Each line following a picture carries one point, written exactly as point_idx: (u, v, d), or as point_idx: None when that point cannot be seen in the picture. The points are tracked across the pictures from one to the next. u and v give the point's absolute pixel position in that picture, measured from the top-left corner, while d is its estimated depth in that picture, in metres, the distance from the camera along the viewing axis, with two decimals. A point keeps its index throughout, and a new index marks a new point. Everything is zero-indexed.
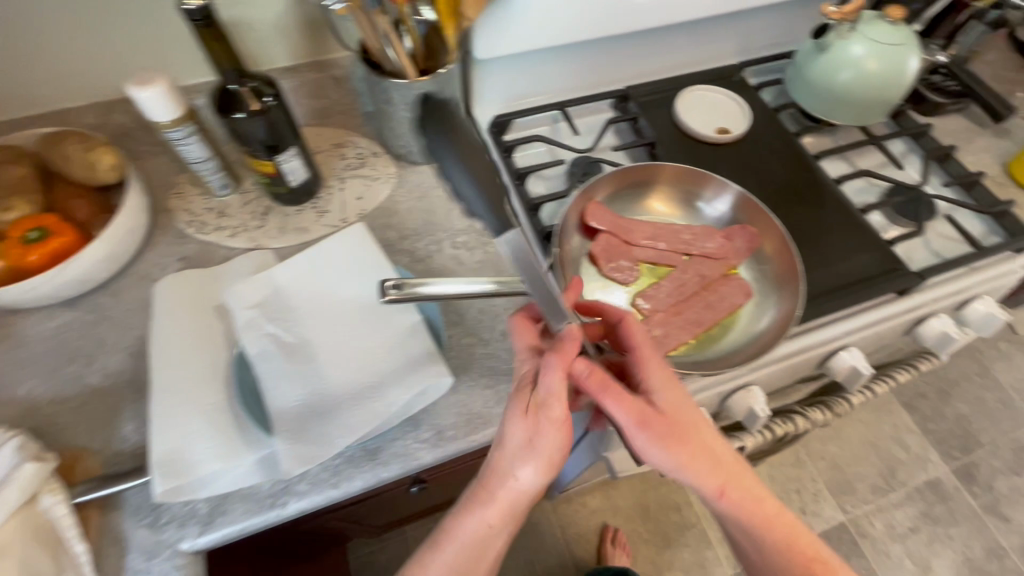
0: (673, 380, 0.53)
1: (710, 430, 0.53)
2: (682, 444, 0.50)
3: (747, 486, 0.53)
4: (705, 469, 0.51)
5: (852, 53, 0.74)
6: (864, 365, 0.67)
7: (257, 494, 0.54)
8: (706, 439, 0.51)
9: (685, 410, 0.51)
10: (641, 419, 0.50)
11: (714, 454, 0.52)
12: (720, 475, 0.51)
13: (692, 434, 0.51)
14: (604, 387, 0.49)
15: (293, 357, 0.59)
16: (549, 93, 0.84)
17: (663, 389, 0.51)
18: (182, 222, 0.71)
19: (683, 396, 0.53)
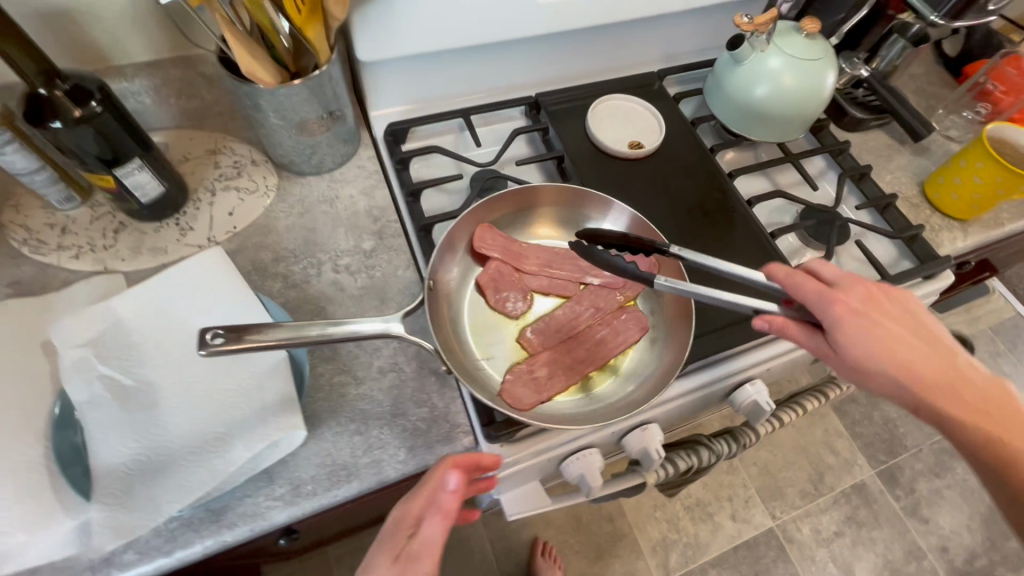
0: (868, 321, 0.45)
1: (900, 350, 0.45)
2: (869, 372, 0.46)
3: (967, 398, 0.46)
4: (905, 391, 0.46)
5: (769, 65, 0.70)
6: (767, 401, 0.64)
7: (73, 568, 0.47)
8: (900, 365, 0.45)
9: (877, 339, 0.45)
10: (822, 352, 0.48)
11: (916, 376, 0.45)
12: (929, 394, 0.45)
13: (883, 361, 0.45)
14: (785, 331, 0.48)
15: (129, 406, 0.52)
16: (456, 99, 0.78)
17: (845, 327, 0.45)
18: (17, 240, 0.62)
19: (869, 325, 0.45)
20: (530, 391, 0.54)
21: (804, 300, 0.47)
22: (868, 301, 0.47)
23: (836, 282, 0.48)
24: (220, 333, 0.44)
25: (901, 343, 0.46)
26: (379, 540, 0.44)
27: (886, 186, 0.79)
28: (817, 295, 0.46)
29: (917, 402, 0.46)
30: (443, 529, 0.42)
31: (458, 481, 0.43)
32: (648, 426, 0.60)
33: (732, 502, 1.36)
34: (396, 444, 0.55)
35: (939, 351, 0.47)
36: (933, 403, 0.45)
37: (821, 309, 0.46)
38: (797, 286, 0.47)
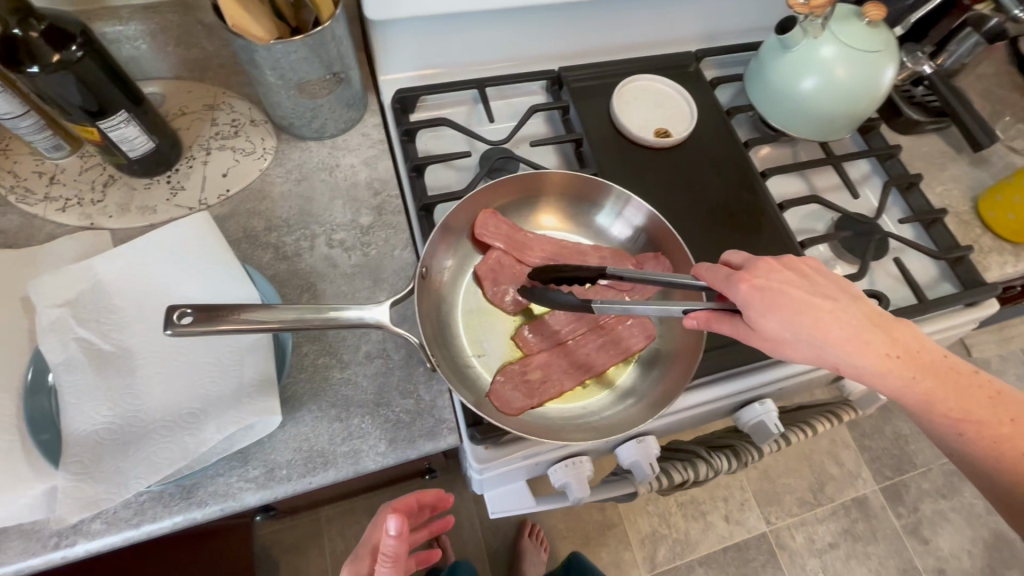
0: (781, 296, 0.42)
1: (807, 314, 0.42)
2: (783, 343, 0.43)
3: (883, 348, 0.42)
4: (820, 354, 0.42)
5: (821, 54, 0.62)
6: (775, 422, 0.59)
7: (41, 532, 0.46)
8: (811, 330, 0.42)
9: (785, 308, 0.42)
10: (743, 334, 0.45)
11: (826, 336, 0.41)
12: (844, 353, 0.41)
13: (792, 329, 0.42)
14: (712, 323, 0.46)
15: (104, 371, 0.50)
16: (473, 68, 0.73)
17: (752, 304, 0.43)
18: (4, 187, 0.59)
19: (775, 295, 0.42)
20: (519, 395, 0.50)
21: (715, 287, 0.45)
22: (776, 274, 0.44)
23: (745, 263, 0.46)
24: (189, 312, 0.42)
25: (808, 307, 0.42)
26: None
27: (936, 199, 0.73)
28: (725, 278, 0.44)
29: (832, 363, 0.42)
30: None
31: (399, 526, 0.49)
32: (644, 438, 0.57)
33: (727, 503, 1.33)
34: (376, 435, 0.52)
35: (846, 306, 0.43)
36: (849, 360, 0.42)
37: (730, 291, 0.43)
38: (709, 276, 0.45)
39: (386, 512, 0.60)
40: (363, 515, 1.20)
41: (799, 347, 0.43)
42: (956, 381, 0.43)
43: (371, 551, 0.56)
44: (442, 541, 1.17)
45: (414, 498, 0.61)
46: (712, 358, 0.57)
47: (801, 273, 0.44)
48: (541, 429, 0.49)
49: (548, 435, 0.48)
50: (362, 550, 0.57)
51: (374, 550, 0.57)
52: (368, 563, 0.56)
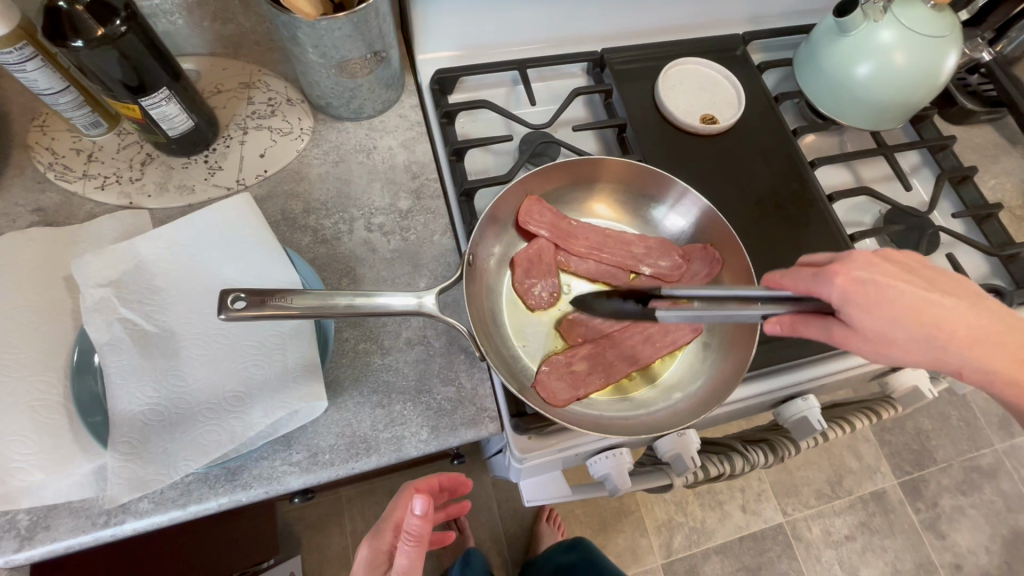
0: (887, 294, 0.39)
1: (915, 309, 0.40)
2: (892, 341, 0.40)
3: (996, 341, 0.40)
4: (931, 350, 0.40)
5: (880, 38, 0.60)
6: (818, 419, 0.58)
7: (90, 510, 0.47)
8: (919, 325, 0.40)
9: (889, 305, 0.39)
10: (839, 338, 0.42)
11: (936, 331, 0.40)
12: (953, 346, 0.40)
13: (900, 327, 0.39)
14: (799, 325, 0.43)
15: (150, 352, 0.49)
16: (512, 49, 0.71)
17: (854, 301, 0.39)
18: (42, 163, 0.59)
19: (880, 292, 0.39)
20: (565, 386, 0.50)
21: (803, 289, 0.40)
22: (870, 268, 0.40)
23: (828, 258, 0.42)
24: (242, 296, 0.41)
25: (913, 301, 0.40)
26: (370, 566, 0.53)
27: (988, 193, 0.71)
28: (812, 275, 0.40)
29: (940, 358, 0.40)
30: (418, 553, 0.49)
31: (423, 507, 0.49)
32: (685, 432, 0.56)
33: (743, 494, 1.33)
34: (418, 422, 0.51)
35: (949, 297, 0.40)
36: (963, 354, 0.40)
37: (825, 290, 0.40)
38: (794, 281, 0.41)
39: (408, 490, 0.58)
40: (383, 496, 1.21)
41: (910, 346, 0.40)
42: None
43: (393, 527, 0.55)
44: (460, 523, 1.18)
45: (436, 479, 0.60)
46: (761, 354, 0.56)
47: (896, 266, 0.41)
48: (585, 422, 0.48)
49: (593, 426, 0.47)
50: (383, 525, 0.56)
51: (396, 526, 0.56)
52: (390, 539, 0.55)
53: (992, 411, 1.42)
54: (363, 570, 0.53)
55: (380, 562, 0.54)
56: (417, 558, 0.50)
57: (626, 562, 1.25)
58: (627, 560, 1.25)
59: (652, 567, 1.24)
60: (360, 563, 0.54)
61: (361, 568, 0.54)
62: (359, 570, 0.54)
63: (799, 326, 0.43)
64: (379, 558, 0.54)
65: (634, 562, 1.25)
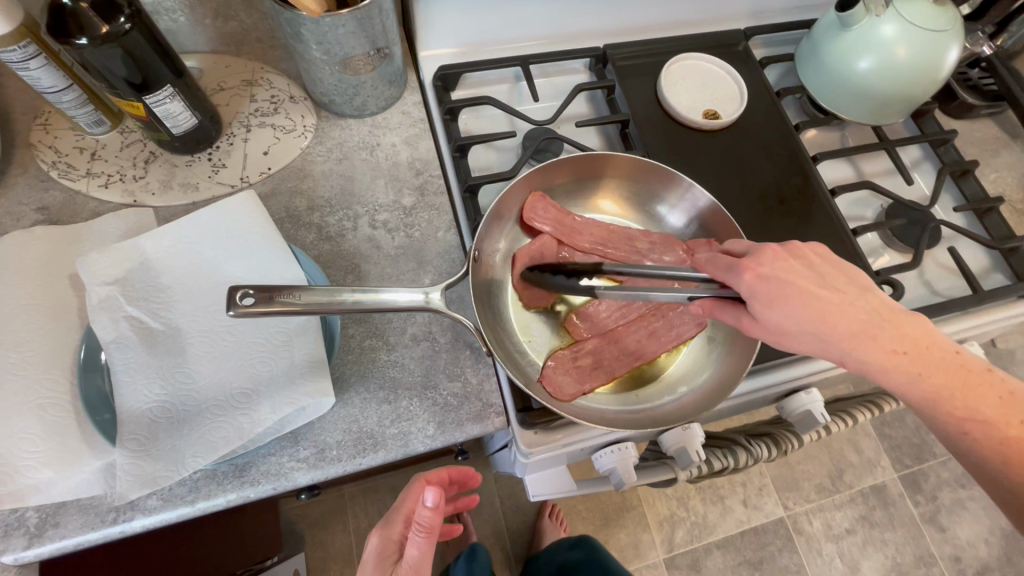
0: (787, 288, 0.41)
1: (808, 305, 0.41)
2: (786, 334, 0.42)
3: (890, 342, 0.40)
4: (822, 346, 0.41)
5: (882, 33, 0.60)
6: (822, 412, 0.58)
7: (99, 507, 0.47)
8: (810, 320, 0.41)
9: (782, 300, 0.41)
10: (745, 323, 0.45)
11: (827, 328, 0.40)
12: (846, 345, 0.40)
13: (790, 321, 0.41)
14: (716, 312, 0.46)
15: (157, 349, 0.50)
16: (513, 45, 0.71)
17: (755, 295, 0.41)
18: (45, 162, 0.59)
19: (778, 285, 0.41)
20: (571, 381, 0.50)
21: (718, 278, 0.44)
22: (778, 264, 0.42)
23: (748, 250, 0.44)
24: (250, 292, 0.41)
25: (809, 299, 0.41)
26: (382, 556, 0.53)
27: (989, 186, 0.71)
28: (726, 269, 0.43)
29: (835, 355, 0.41)
30: (429, 545, 0.50)
31: (435, 498, 0.49)
32: (690, 426, 0.56)
33: (744, 488, 1.33)
34: (425, 418, 0.52)
35: (849, 295, 0.41)
36: (852, 352, 0.40)
37: (733, 281, 0.42)
38: (714, 267, 0.44)
39: (419, 482, 0.58)
40: (386, 493, 1.21)
41: (803, 338, 0.41)
42: (974, 381, 0.40)
43: (404, 518, 0.56)
44: (464, 519, 1.18)
45: (447, 471, 0.60)
46: (765, 348, 0.56)
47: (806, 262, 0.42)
48: (593, 416, 0.48)
49: (598, 420, 0.47)
50: (394, 516, 0.56)
51: (407, 518, 0.56)
52: (400, 530, 0.55)
53: None
54: (372, 560, 0.54)
55: (390, 553, 0.54)
56: (428, 549, 0.50)
57: (628, 557, 1.25)
58: (629, 555, 1.25)
59: (654, 562, 1.25)
60: (370, 553, 0.54)
61: (370, 558, 0.54)
62: (368, 560, 0.54)
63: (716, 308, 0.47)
64: (389, 548, 0.55)
65: (637, 557, 1.25)
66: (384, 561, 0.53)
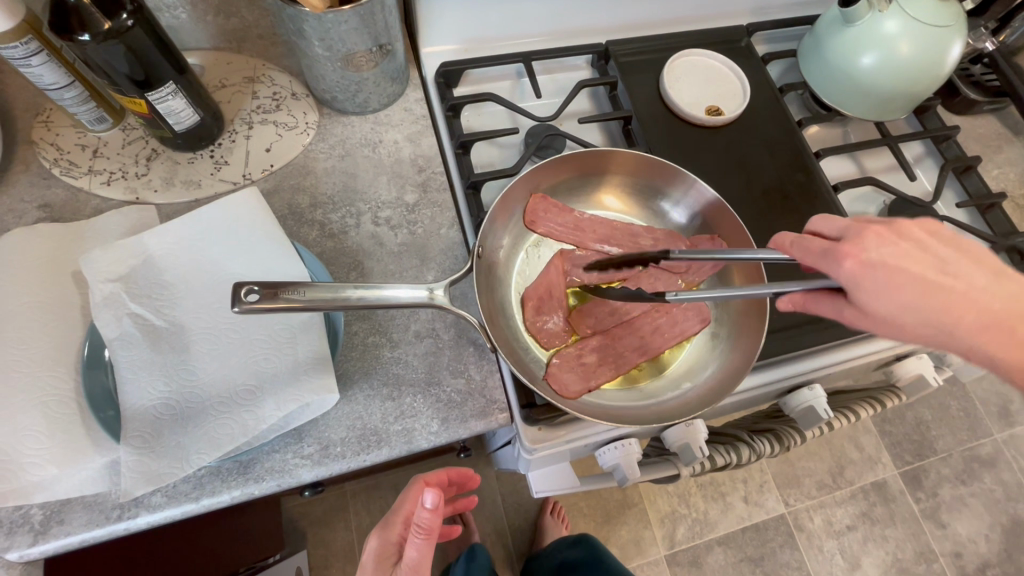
0: (901, 276, 0.38)
1: (928, 294, 0.38)
2: (899, 327, 0.39)
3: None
4: (945, 336, 0.39)
5: (885, 29, 0.60)
6: (824, 408, 0.58)
7: (104, 504, 0.47)
8: (932, 311, 0.38)
9: (893, 289, 0.38)
10: (848, 316, 0.42)
11: (956, 319, 0.38)
12: (974, 337, 0.38)
13: (911, 310, 0.39)
14: (808, 303, 0.44)
15: (160, 346, 0.50)
16: (515, 41, 0.70)
17: (862, 281, 0.39)
18: (47, 159, 0.59)
19: (891, 272, 0.38)
20: (576, 378, 0.50)
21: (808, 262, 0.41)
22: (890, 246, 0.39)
23: (846, 232, 0.41)
24: (255, 289, 0.41)
25: (929, 288, 0.38)
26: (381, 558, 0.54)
27: (991, 182, 0.71)
28: (822, 253, 0.40)
29: (962, 347, 0.39)
30: (427, 546, 0.50)
31: (435, 500, 0.49)
32: (692, 422, 0.56)
33: (745, 485, 1.33)
34: (429, 414, 0.52)
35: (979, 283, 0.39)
36: (980, 348, 0.39)
37: (833, 269, 0.40)
38: (802, 256, 0.42)
39: (418, 483, 0.59)
40: (388, 490, 1.21)
41: (922, 331, 0.39)
42: None
43: (404, 519, 0.56)
44: (465, 516, 1.18)
45: (445, 473, 0.60)
46: (771, 343, 0.56)
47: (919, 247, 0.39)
48: (598, 412, 0.48)
49: (605, 418, 0.47)
50: (393, 517, 0.57)
51: (407, 519, 0.56)
52: (400, 531, 0.55)
53: (991, 402, 1.42)
54: (370, 561, 0.54)
55: (389, 554, 0.54)
56: (428, 550, 0.50)
57: (630, 554, 1.25)
58: (630, 552, 1.25)
59: (656, 558, 1.25)
60: (369, 555, 0.54)
61: (369, 559, 0.54)
62: (367, 561, 0.54)
63: (812, 301, 0.44)
64: (388, 550, 0.54)
65: (638, 554, 1.25)
66: (383, 562, 0.53)
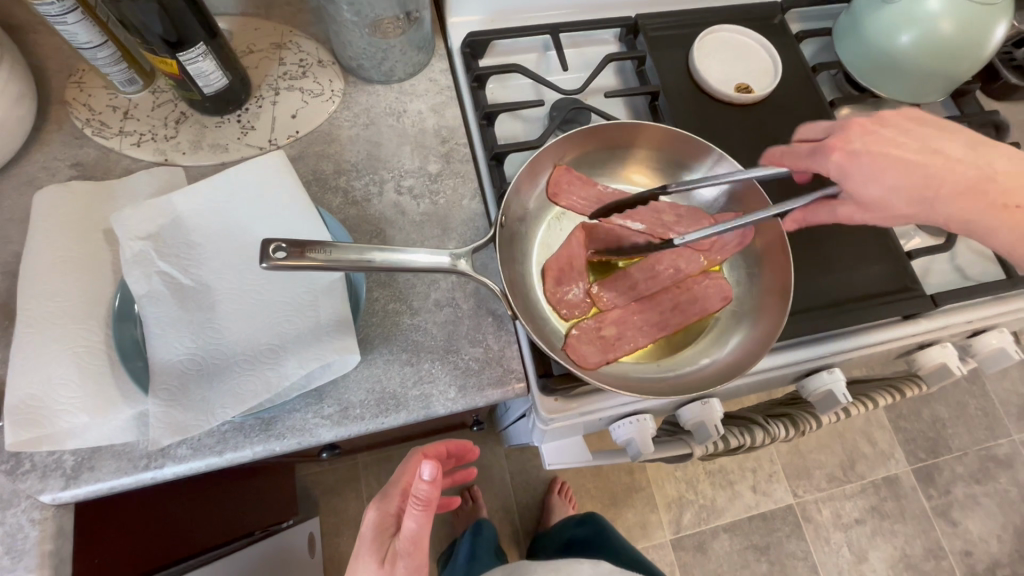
0: (878, 162, 0.48)
1: (906, 177, 0.48)
2: (881, 199, 0.48)
3: (998, 198, 0.47)
4: (922, 211, 0.48)
5: (928, 7, 0.58)
6: (844, 392, 0.58)
7: (132, 453, 0.48)
8: (911, 180, 0.48)
9: (876, 151, 0.49)
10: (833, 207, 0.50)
11: (932, 185, 0.47)
12: (949, 197, 0.47)
13: (885, 190, 0.48)
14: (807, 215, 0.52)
15: (187, 304, 0.51)
16: (542, 13, 0.70)
17: (845, 167, 0.49)
18: (80, 119, 0.60)
19: (872, 157, 0.49)
20: (595, 351, 0.50)
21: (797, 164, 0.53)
22: (881, 125, 0.50)
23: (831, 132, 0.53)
24: (283, 246, 0.42)
25: (903, 149, 0.49)
26: (374, 533, 0.52)
27: None
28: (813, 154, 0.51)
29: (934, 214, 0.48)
30: (425, 519, 0.48)
31: (434, 471, 0.47)
32: (708, 400, 0.55)
33: (754, 474, 1.32)
34: (447, 380, 0.52)
35: (952, 138, 0.49)
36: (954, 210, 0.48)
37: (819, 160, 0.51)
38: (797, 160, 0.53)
39: (416, 456, 0.57)
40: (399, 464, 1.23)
41: (898, 197, 0.48)
42: None
43: (401, 491, 0.54)
44: (473, 491, 1.21)
45: (444, 445, 0.58)
46: (793, 324, 0.55)
47: (896, 131, 0.50)
48: (619, 383, 0.48)
49: (623, 388, 0.47)
50: (391, 489, 0.54)
51: (405, 491, 0.54)
52: (398, 503, 0.53)
53: (1009, 403, 1.41)
54: (369, 532, 0.52)
55: (388, 525, 0.52)
56: (424, 522, 0.48)
57: (635, 537, 1.26)
58: (637, 535, 1.26)
59: (661, 542, 1.26)
60: (367, 527, 0.52)
61: (368, 532, 0.52)
62: (365, 534, 0.52)
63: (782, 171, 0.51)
64: (386, 522, 0.53)
65: (644, 536, 1.26)
66: (382, 534, 0.52)
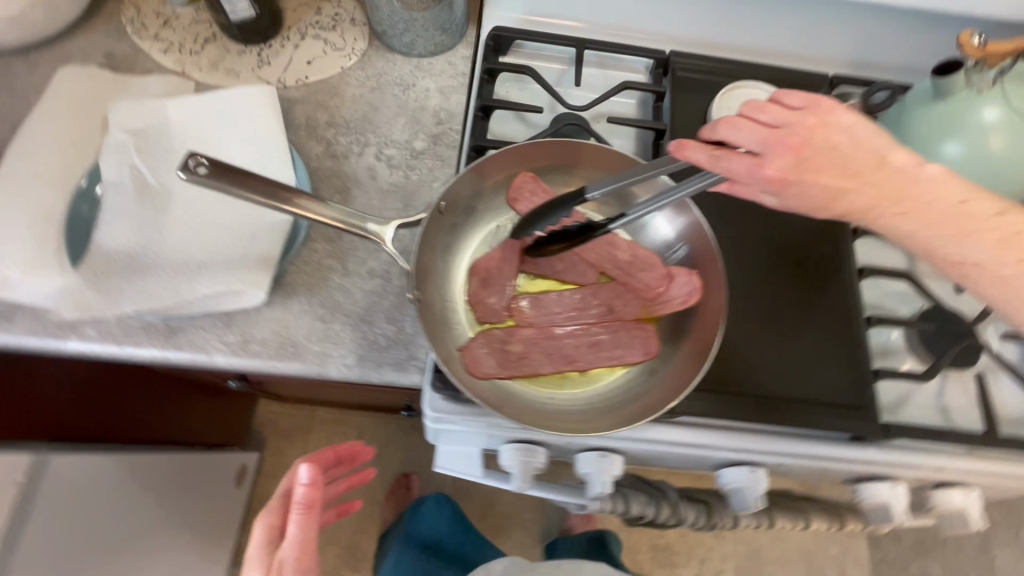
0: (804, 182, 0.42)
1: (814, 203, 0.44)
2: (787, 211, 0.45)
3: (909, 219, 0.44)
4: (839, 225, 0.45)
5: (984, 115, 0.52)
6: (758, 493, 0.53)
7: (48, 319, 0.51)
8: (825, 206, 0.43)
9: (814, 150, 0.41)
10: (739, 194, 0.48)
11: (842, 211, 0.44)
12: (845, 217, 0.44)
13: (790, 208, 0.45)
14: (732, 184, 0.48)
15: (144, 200, 0.53)
16: (580, 28, 0.68)
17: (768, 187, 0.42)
18: (126, 18, 0.65)
19: (801, 183, 0.42)
20: (489, 360, 0.48)
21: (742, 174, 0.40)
22: (836, 115, 0.42)
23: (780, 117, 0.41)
24: (205, 163, 0.42)
25: (839, 153, 0.42)
26: (261, 544, 0.51)
27: None
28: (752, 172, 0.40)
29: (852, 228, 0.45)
30: (309, 523, 0.48)
31: (310, 472, 0.48)
32: (608, 454, 0.52)
33: (700, 565, 1.22)
34: (349, 346, 0.52)
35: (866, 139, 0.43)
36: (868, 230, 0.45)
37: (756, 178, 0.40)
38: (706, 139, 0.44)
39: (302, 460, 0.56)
40: (351, 429, 1.24)
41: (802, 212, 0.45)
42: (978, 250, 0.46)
43: (285, 496, 0.53)
44: (410, 479, 1.20)
45: (331, 449, 0.58)
46: (715, 403, 0.50)
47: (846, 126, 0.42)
48: (495, 397, 0.46)
49: (495, 404, 0.45)
50: (275, 498, 0.53)
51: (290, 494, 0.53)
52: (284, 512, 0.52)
53: None
54: (257, 550, 0.50)
55: (275, 538, 0.51)
56: (306, 529, 0.48)
57: None
58: None
59: None
60: (254, 546, 0.51)
61: (255, 550, 0.50)
62: (254, 550, 0.51)
63: (724, 159, 0.39)
64: (274, 536, 0.51)
65: None
66: (270, 548, 0.50)
